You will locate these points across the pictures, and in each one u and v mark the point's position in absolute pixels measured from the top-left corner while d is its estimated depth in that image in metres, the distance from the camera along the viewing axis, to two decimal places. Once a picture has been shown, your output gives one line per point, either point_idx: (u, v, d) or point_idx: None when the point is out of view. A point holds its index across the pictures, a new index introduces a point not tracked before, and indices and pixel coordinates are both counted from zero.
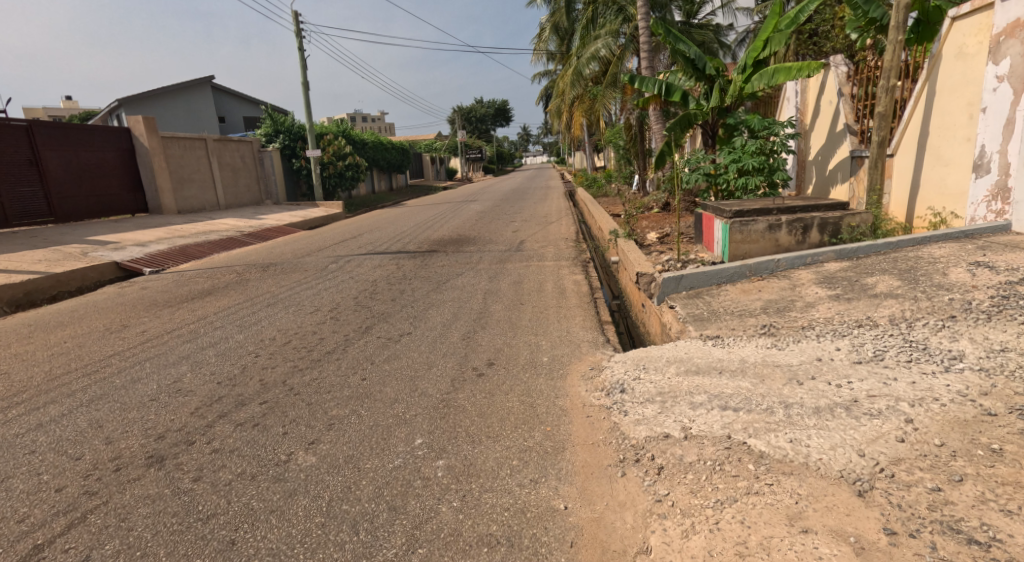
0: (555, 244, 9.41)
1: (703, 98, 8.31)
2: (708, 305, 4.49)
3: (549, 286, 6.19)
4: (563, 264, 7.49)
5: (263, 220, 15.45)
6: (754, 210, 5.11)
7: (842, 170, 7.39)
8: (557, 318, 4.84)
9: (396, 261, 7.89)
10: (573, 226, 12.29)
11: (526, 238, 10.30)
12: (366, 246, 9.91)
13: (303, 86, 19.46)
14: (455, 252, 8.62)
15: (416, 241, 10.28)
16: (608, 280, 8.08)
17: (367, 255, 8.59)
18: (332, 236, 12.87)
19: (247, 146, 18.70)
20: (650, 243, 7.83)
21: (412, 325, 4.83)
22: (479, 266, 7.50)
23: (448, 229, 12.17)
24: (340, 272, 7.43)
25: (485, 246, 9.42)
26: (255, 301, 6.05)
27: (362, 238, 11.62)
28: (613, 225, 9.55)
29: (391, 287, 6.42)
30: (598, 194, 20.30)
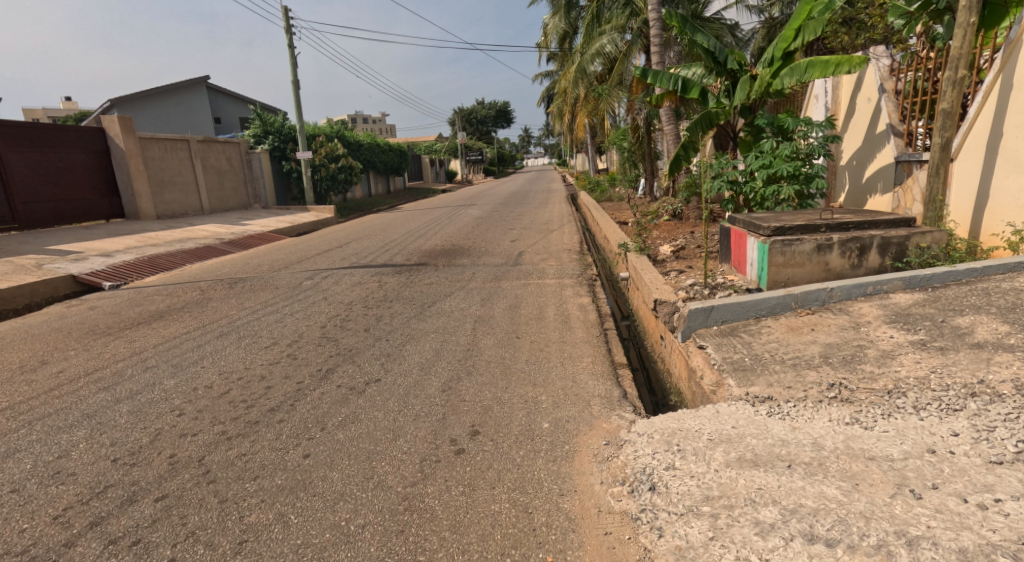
0: (556, 258, 8.53)
1: (723, 95, 7.44)
2: (748, 348, 3.62)
3: (549, 312, 5.34)
4: (566, 283, 6.62)
5: (248, 227, 14.64)
6: (799, 227, 4.24)
7: (884, 178, 6.54)
8: (559, 359, 3.98)
9: (377, 278, 7.01)
10: (575, 235, 11.43)
11: (524, 250, 9.46)
12: (349, 259, 9.04)
13: (294, 85, 18.63)
14: (445, 267, 7.75)
15: (404, 252, 9.40)
16: (616, 300, 7.26)
17: (348, 270, 7.74)
18: (317, 245, 12.03)
19: (234, 148, 17.88)
20: (664, 259, 6.96)
21: (383, 368, 3.98)
22: (471, 285, 6.63)
23: (441, 237, 11.32)
24: (313, 292, 6.56)
25: (478, 259, 8.57)
26: (206, 329, 5.21)
27: (347, 248, 10.78)
28: (622, 236, 8.70)
29: (368, 311, 5.57)
30: (602, 198, 19.44)
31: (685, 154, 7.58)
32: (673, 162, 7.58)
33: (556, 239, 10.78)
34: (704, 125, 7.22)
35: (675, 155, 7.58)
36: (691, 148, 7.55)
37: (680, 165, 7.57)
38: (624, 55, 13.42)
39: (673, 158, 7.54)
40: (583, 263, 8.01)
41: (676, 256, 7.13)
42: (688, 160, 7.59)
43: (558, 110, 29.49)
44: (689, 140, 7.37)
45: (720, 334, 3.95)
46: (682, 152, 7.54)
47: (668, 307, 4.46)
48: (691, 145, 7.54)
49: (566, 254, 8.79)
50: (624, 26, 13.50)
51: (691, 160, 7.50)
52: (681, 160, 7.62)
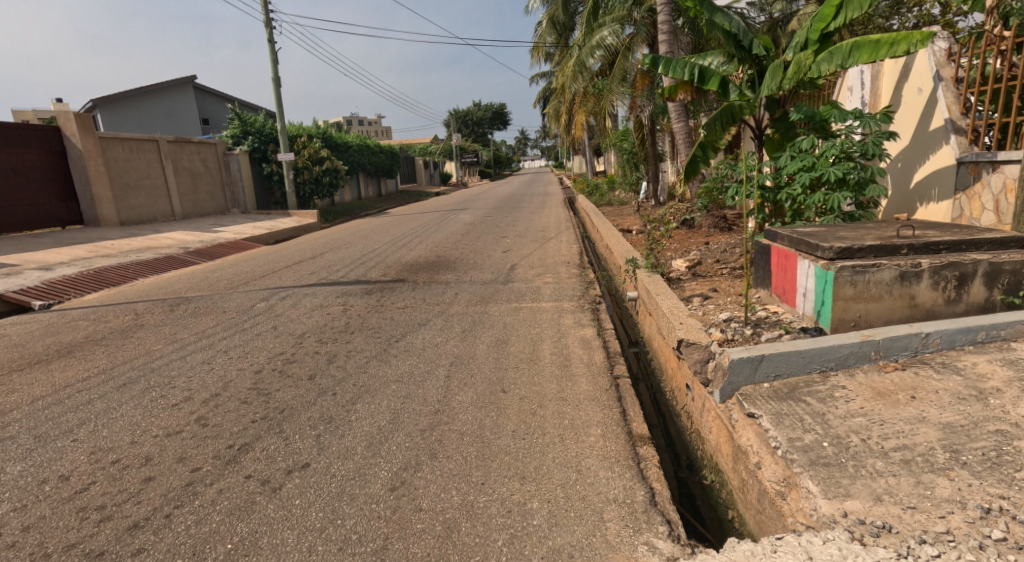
0: (551, 273, 7.51)
1: (747, 86, 6.36)
2: (822, 419, 2.60)
3: (543, 350, 4.31)
4: (565, 307, 5.59)
5: (219, 234, 13.62)
6: (875, 249, 3.24)
7: (940, 183, 5.53)
8: (557, 431, 2.97)
9: (341, 302, 5.96)
10: (574, 244, 10.41)
11: (516, 263, 8.45)
12: (318, 274, 8.00)
13: (275, 83, 17.60)
14: (424, 286, 6.71)
15: (382, 266, 8.37)
16: (622, 326, 6.27)
17: (310, 290, 6.70)
18: (291, 255, 11.00)
19: (208, 149, 16.83)
20: (680, 279, 5.96)
21: (320, 440, 2.96)
22: (451, 310, 5.61)
23: (425, 247, 10.30)
24: (263, 319, 5.52)
25: (463, 275, 7.55)
26: (113, 372, 4.16)
27: (321, 259, 9.77)
28: (628, 248, 7.70)
29: (321, 347, 4.55)
30: (602, 202, 18.48)
31: (703, 154, 6.49)
32: (689, 165, 6.52)
33: (552, 249, 9.75)
34: (725, 123, 6.14)
35: (691, 156, 6.51)
36: (711, 148, 6.47)
37: (697, 169, 6.50)
38: (625, 50, 12.51)
39: (689, 160, 6.48)
40: (583, 279, 6.99)
41: (692, 275, 6.17)
42: (707, 163, 6.51)
43: (555, 110, 28.57)
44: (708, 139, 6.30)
45: (777, 396, 2.92)
46: (700, 154, 6.47)
47: (700, 351, 3.44)
48: (711, 145, 6.47)
49: (564, 269, 7.77)
50: (626, 17, 12.50)
51: (711, 163, 6.43)
52: (699, 162, 6.55)
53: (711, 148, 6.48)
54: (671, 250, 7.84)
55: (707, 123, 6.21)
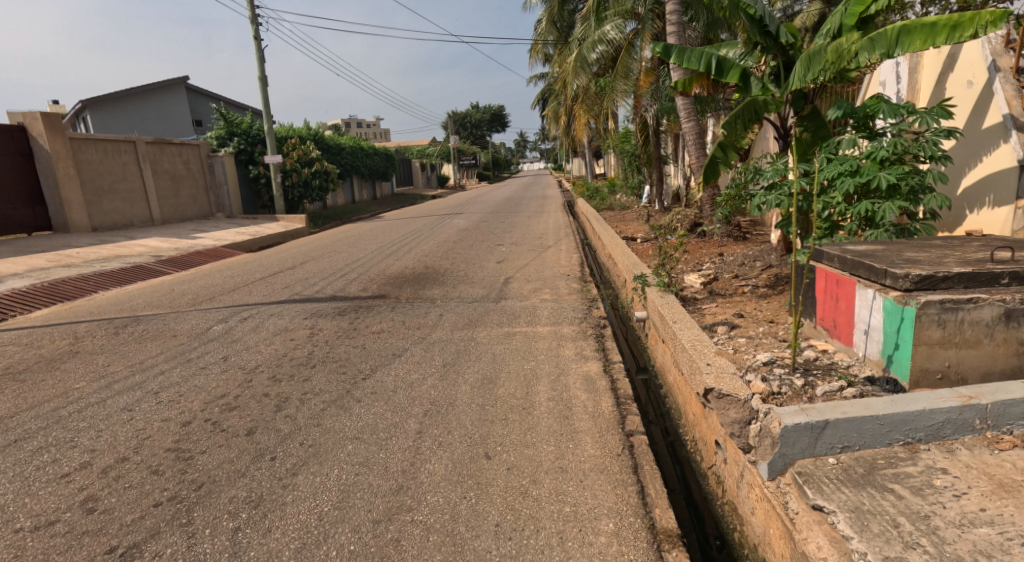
0: (548, 288, 6.79)
1: (770, 79, 5.60)
2: (927, 526, 1.88)
3: (538, 392, 3.59)
4: (564, 332, 4.87)
5: (198, 240, 12.91)
6: (967, 277, 2.50)
7: (997, 189, 4.78)
8: (556, 526, 2.25)
9: (307, 327, 5.22)
10: (574, 253, 9.70)
11: (510, 275, 7.73)
12: (291, 290, 7.27)
13: (262, 82, 16.90)
14: (405, 306, 5.98)
15: (363, 280, 7.64)
16: (630, 350, 5.56)
17: (277, 309, 5.98)
18: (270, 264, 10.28)
19: (190, 150, 16.14)
20: (695, 300, 5.24)
21: (239, 539, 2.23)
22: (432, 335, 4.88)
23: (413, 256, 9.59)
24: (214, 347, 4.79)
25: (450, 291, 6.83)
26: (11, 421, 3.42)
27: (299, 270, 9.03)
28: (634, 260, 6.98)
29: (273, 385, 3.83)
30: (601, 206, 17.81)
31: (723, 156, 5.74)
32: (707, 168, 5.75)
33: (551, 259, 9.04)
34: (748, 120, 5.38)
35: (710, 158, 5.75)
36: (732, 148, 5.71)
37: (717, 173, 5.74)
38: (630, 45, 11.79)
39: (707, 163, 5.72)
40: (585, 296, 6.27)
41: (709, 294, 5.47)
42: (728, 165, 5.74)
43: (553, 110, 27.95)
44: (729, 139, 5.54)
45: (849, 478, 2.19)
46: (721, 156, 5.70)
47: (737, 406, 2.72)
48: (732, 145, 5.70)
49: (563, 283, 7.07)
50: (630, 10, 11.83)
51: (733, 166, 5.68)
52: (718, 166, 5.78)
53: (732, 149, 5.71)
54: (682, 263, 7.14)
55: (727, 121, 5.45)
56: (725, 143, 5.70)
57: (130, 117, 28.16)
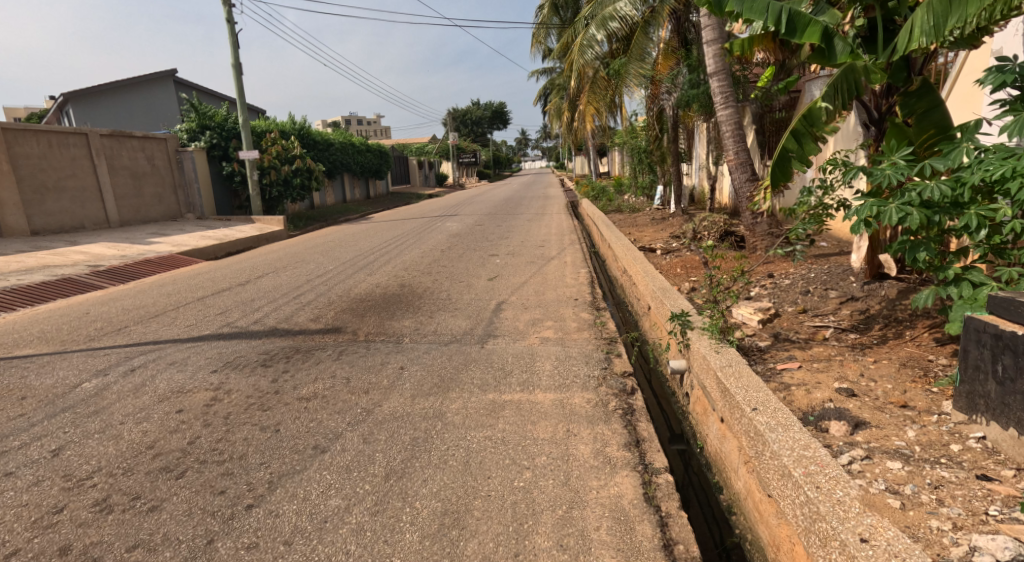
0: (550, 323, 5.27)
1: (863, 43, 4.13)
2: None
3: (536, 556, 2.09)
4: (575, 404, 3.35)
5: (153, 246, 11.45)
6: None
7: None
8: None
9: (209, 392, 3.66)
10: (580, 268, 8.19)
11: (502, 301, 6.22)
12: (224, 320, 5.76)
13: (236, 71, 15.39)
14: (359, 350, 4.45)
15: (319, 306, 6.12)
16: (663, 414, 4.07)
17: (186, 351, 4.48)
18: (225, 276, 8.79)
19: (154, 145, 14.64)
20: (760, 353, 3.72)
21: None
22: (382, 410, 3.35)
23: (390, 270, 8.07)
24: (55, 427, 3.22)
25: (424, 326, 5.33)
26: None
27: (251, 287, 7.53)
28: (660, 286, 5.48)
29: (92, 523, 2.29)
30: (608, 208, 16.27)
31: (798, 148, 4.23)
32: (776, 166, 4.26)
33: (554, 277, 7.51)
34: (853, 94, 3.91)
35: (781, 150, 4.23)
36: (811, 136, 4.22)
37: (788, 173, 4.25)
38: (646, 24, 10.41)
39: (776, 158, 4.22)
40: (599, 337, 4.77)
41: (775, 340, 3.98)
42: (805, 163, 4.24)
43: (557, 107, 26.38)
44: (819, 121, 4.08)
45: None
46: (797, 148, 4.19)
47: None
48: (811, 133, 4.21)
49: (569, 315, 5.55)
50: None
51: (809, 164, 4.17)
52: (790, 162, 4.27)
53: (812, 137, 4.21)
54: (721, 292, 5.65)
55: (824, 94, 3.99)
56: (802, 129, 4.20)
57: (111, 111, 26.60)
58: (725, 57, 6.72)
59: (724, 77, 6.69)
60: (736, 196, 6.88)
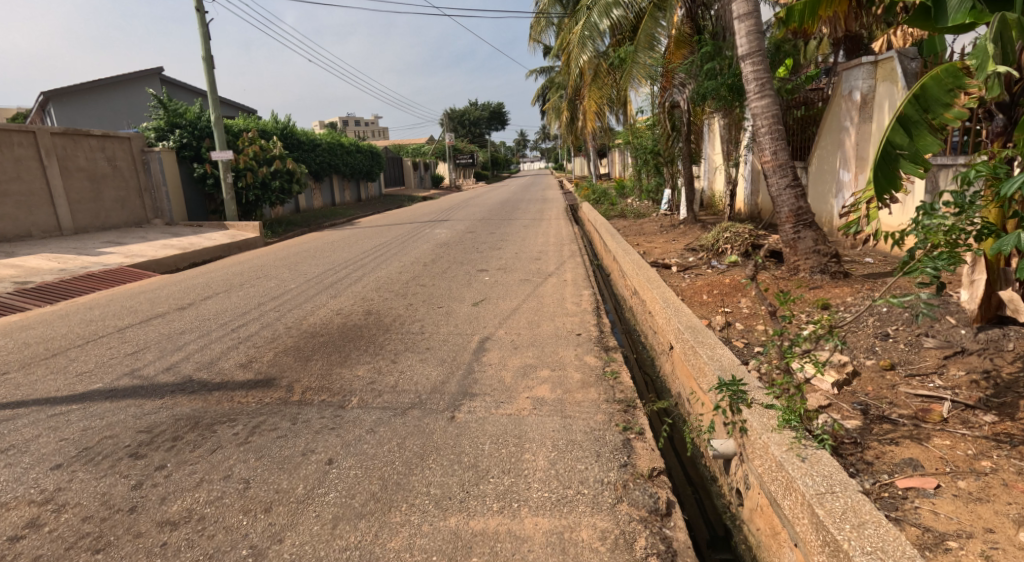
0: (546, 376, 4.06)
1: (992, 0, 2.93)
2: None
3: None
4: (581, 548, 2.13)
5: (103, 258, 10.22)
6: None
7: None
8: None
9: (24, 512, 2.41)
10: (582, 288, 6.99)
11: (486, 338, 5.01)
12: (131, 363, 4.52)
13: (207, 63, 14.20)
14: (281, 423, 3.22)
15: (257, 345, 4.90)
16: (704, 520, 2.86)
17: (40, 425, 3.23)
18: (169, 295, 7.56)
19: (115, 144, 13.42)
20: (857, 445, 2.51)
21: None
22: (277, 556, 2.14)
23: (359, 291, 6.86)
24: None
25: (381, 378, 4.09)
26: None
27: (189, 313, 6.31)
28: (686, 326, 4.30)
29: None
30: (611, 213, 15.08)
31: (912, 142, 3.51)
32: (879, 165, 3.57)
33: (552, 301, 6.30)
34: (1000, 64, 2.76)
35: (886, 144, 3.55)
36: (926, 127, 3.50)
37: (895, 174, 3.53)
38: (654, 8, 9.41)
39: (878, 155, 3.55)
40: (613, 401, 3.56)
41: (867, 422, 2.78)
42: (917, 161, 3.51)
43: (555, 106, 25.16)
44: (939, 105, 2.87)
45: None
46: (907, 142, 3.49)
47: None
48: (927, 122, 3.50)
49: (572, 362, 4.33)
50: None
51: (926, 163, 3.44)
52: (900, 161, 3.56)
53: (927, 127, 3.48)
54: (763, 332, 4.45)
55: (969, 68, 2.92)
56: (913, 118, 3.50)
57: (95, 111, 25.31)
58: (761, 35, 5.54)
59: (760, 61, 5.51)
60: (774, 205, 5.69)
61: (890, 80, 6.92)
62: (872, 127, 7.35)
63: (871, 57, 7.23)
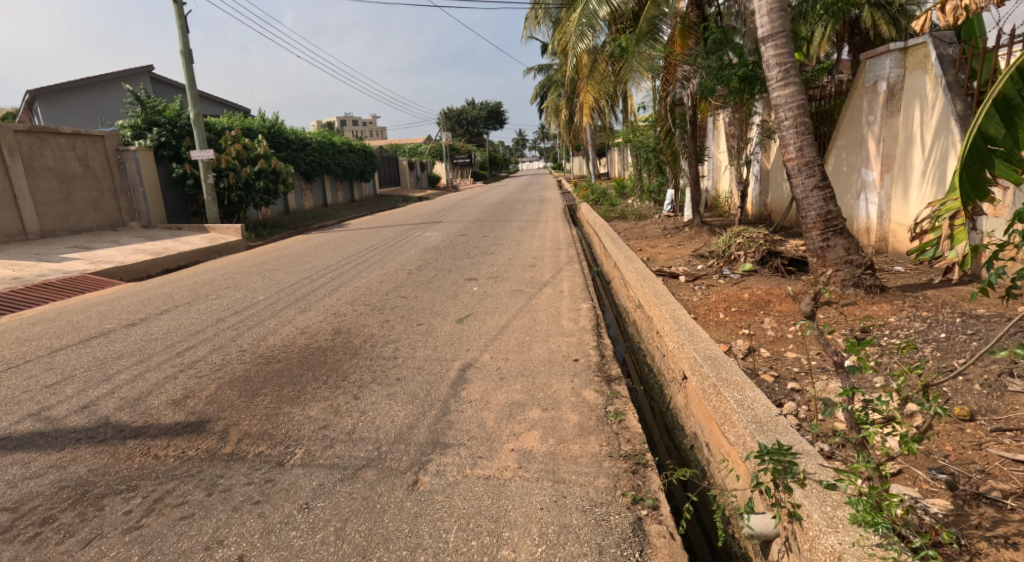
0: (536, 419, 3.36)
1: None
2: None
3: None
4: None
5: (65, 265, 9.50)
6: None
7: None
8: None
9: None
10: (580, 300, 6.29)
11: (469, 366, 4.30)
12: (43, 399, 3.79)
13: (186, 58, 13.48)
14: (193, 494, 2.51)
15: (200, 374, 4.18)
16: None
17: None
18: (124, 308, 6.84)
19: (87, 142, 12.69)
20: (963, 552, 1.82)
21: None
22: None
23: (331, 306, 6.15)
24: None
25: (336, 422, 3.38)
26: None
27: (137, 331, 5.58)
28: (705, 356, 3.60)
29: None
30: (611, 214, 14.39)
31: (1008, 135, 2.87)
32: (965, 166, 2.95)
33: (547, 317, 5.59)
34: None
35: (975, 139, 2.92)
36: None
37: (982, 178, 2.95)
38: None
39: (965, 154, 2.92)
40: (617, 457, 2.86)
41: (961, 506, 2.09)
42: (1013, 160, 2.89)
43: (552, 104, 24.45)
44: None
45: None
46: (1005, 137, 2.87)
47: None
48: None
49: (567, 400, 3.64)
50: None
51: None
52: (989, 160, 2.96)
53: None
54: (793, 362, 3.75)
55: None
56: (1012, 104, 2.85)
57: (83, 110, 24.49)
58: (785, 14, 4.83)
59: (784, 45, 4.81)
60: (799, 209, 5.00)
61: (923, 69, 6.26)
62: (900, 120, 6.71)
63: (901, 43, 6.54)
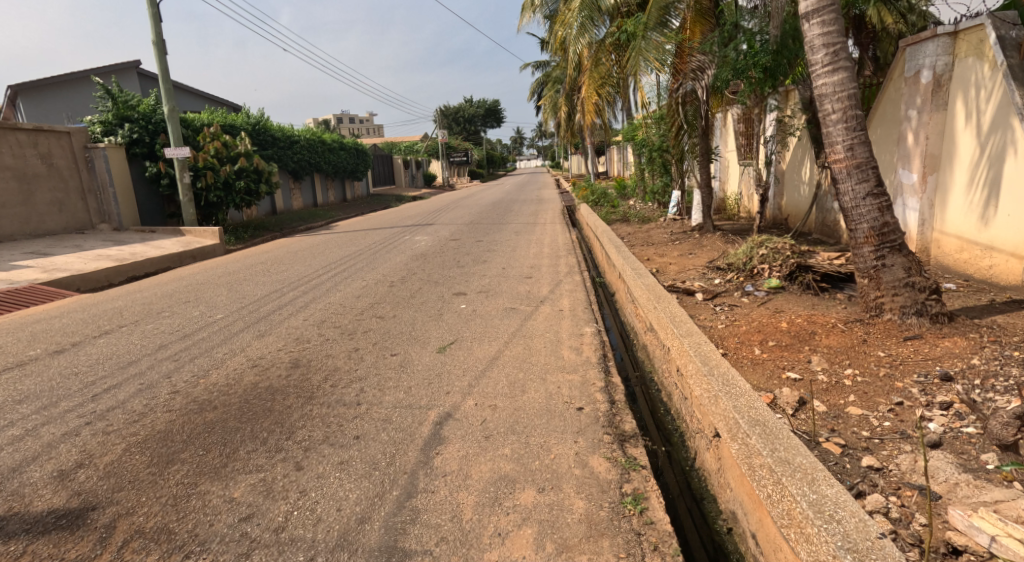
0: (528, 510, 2.54)
1: None
2: None
3: None
4: None
5: (15, 274, 8.63)
6: None
7: None
8: None
9: None
10: (583, 322, 5.45)
11: (447, 418, 3.46)
12: None
13: (159, 49, 12.60)
14: None
15: (107, 430, 3.32)
16: None
17: None
18: (61, 329, 5.97)
19: (49, 139, 11.83)
20: None
21: None
22: None
23: (293, 331, 5.30)
24: None
25: (264, 510, 2.55)
26: None
27: (60, 361, 4.72)
28: (749, 418, 2.77)
29: None
30: (612, 217, 13.55)
31: None
32: None
33: (544, 346, 4.76)
34: None
35: None
36: None
37: None
38: None
39: None
40: None
41: None
42: None
43: (552, 100, 23.45)
44: None
45: None
46: None
47: None
48: None
49: (570, 475, 2.81)
50: None
51: None
52: None
53: None
54: (859, 422, 2.92)
55: None
56: None
57: (68, 105, 23.34)
58: None
59: (832, 22, 3.98)
60: (847, 222, 4.16)
61: (977, 54, 5.44)
62: (947, 115, 5.87)
63: (952, 26, 5.70)
